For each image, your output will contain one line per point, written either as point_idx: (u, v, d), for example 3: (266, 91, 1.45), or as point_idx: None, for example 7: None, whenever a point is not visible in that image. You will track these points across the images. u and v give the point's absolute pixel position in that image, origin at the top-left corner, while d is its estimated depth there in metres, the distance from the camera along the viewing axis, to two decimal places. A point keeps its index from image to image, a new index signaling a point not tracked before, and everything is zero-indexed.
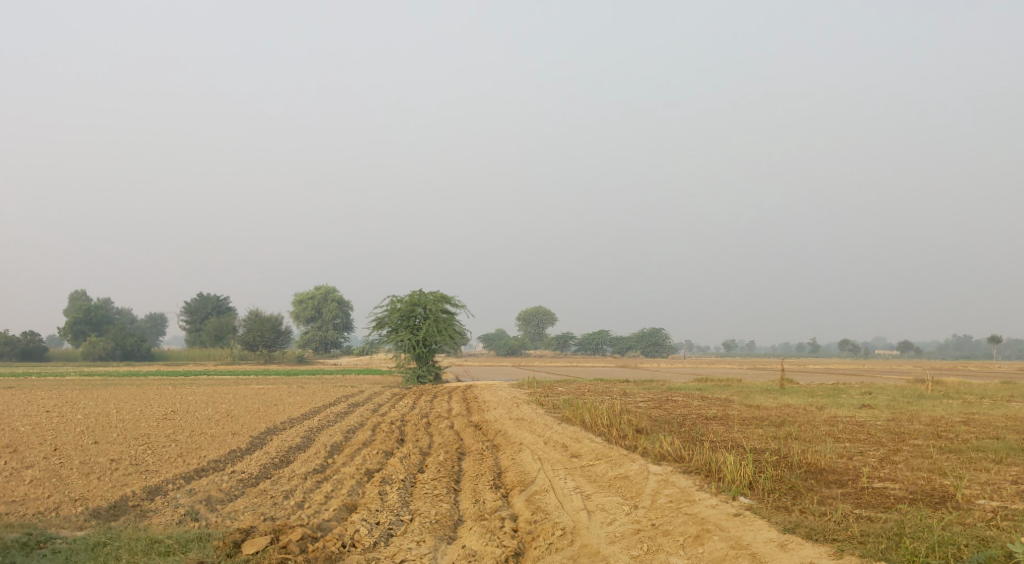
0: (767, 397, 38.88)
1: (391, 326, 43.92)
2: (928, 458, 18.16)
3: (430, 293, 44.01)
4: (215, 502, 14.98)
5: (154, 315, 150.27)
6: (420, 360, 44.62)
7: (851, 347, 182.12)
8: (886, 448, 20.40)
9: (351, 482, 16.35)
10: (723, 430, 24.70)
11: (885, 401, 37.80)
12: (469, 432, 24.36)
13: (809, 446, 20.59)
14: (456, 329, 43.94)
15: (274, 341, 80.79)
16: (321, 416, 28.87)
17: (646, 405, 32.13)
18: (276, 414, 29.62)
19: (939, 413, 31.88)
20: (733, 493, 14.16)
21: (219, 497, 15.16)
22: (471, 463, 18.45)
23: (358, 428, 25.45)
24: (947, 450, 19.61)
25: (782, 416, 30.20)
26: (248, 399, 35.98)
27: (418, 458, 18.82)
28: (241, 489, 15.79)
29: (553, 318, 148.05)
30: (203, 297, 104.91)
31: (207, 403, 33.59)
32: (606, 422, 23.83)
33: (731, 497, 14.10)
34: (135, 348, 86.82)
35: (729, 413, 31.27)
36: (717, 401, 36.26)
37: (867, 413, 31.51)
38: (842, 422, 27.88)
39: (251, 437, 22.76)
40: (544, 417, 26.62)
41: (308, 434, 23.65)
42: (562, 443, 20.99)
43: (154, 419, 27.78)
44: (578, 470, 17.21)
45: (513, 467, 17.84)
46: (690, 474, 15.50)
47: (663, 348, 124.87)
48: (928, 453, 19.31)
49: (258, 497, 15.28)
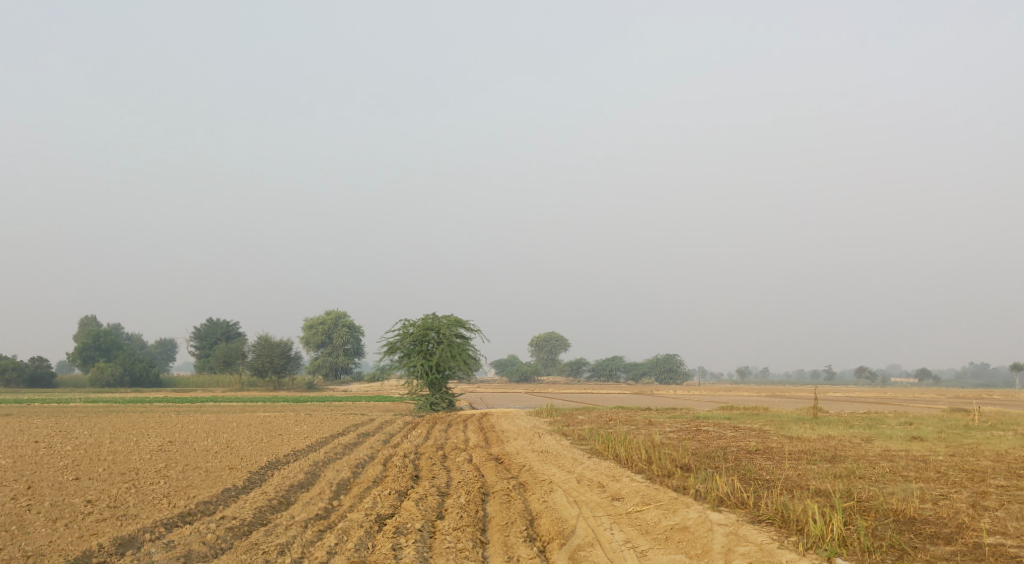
0: (804, 428, 36.37)
1: (403, 351, 41.59)
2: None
3: (444, 317, 41.78)
4: (196, 559, 12.72)
5: (162, 340, 148.71)
6: (432, 387, 42.27)
7: (867, 375, 178.07)
8: (968, 491, 18.10)
9: (358, 533, 13.95)
10: (772, 466, 22.20)
11: (933, 433, 35.19)
12: (490, 468, 21.94)
13: (881, 487, 18.28)
14: (470, 354, 41.61)
15: (283, 368, 78.57)
16: (328, 448, 26.48)
17: (679, 436, 29.76)
18: (280, 445, 27.28)
19: (999, 447, 29.38)
20: (827, 554, 11.99)
21: (201, 553, 12.90)
22: (497, 507, 16.05)
23: (368, 463, 23.04)
24: None
25: (831, 449, 27.74)
26: (253, 429, 33.55)
27: (437, 501, 16.38)
28: (229, 540, 13.55)
29: (566, 342, 145.77)
30: (213, 322, 103.05)
31: (206, 434, 31.26)
32: (642, 457, 21.35)
33: (824, 558, 11.99)
34: (144, 374, 84.79)
35: (770, 445, 28.74)
36: (753, 432, 33.76)
37: (923, 448, 28.98)
38: (900, 458, 25.40)
39: (249, 474, 20.39)
40: (571, 451, 24.14)
41: (312, 470, 21.25)
42: (598, 482, 18.56)
43: (146, 452, 25.44)
44: (625, 518, 14.78)
45: (546, 513, 15.43)
46: (763, 527, 13.21)
47: (677, 375, 122.04)
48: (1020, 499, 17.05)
49: (246, 553, 12.98)
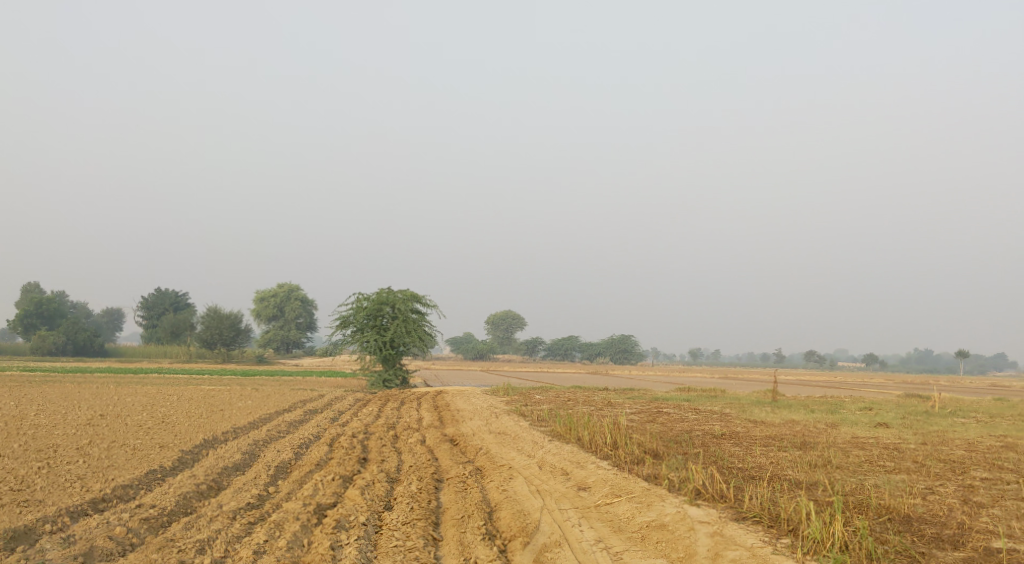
0: (766, 411, 35.36)
1: (356, 325, 39.84)
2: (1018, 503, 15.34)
3: (400, 291, 40.11)
4: None
5: (109, 310, 144.58)
6: (386, 363, 40.55)
7: (817, 360, 179.06)
8: (953, 484, 17.30)
9: (293, 527, 12.51)
10: (743, 452, 21.05)
11: (896, 419, 34.39)
12: (444, 450, 20.41)
13: (862, 478, 17.44)
14: (426, 330, 40.05)
15: (232, 340, 76.30)
16: (273, 425, 24.69)
17: (641, 418, 28.53)
18: (219, 421, 25.44)
19: (967, 435, 28.62)
20: None
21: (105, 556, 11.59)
22: (452, 495, 14.62)
23: (313, 442, 21.33)
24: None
25: (798, 435, 26.76)
26: (191, 403, 31.53)
27: (385, 488, 14.88)
28: (140, 541, 12.09)
29: (522, 322, 144.65)
30: (161, 293, 100.16)
31: (142, 408, 29.28)
32: (607, 441, 19.98)
33: None
34: (88, 343, 81.92)
35: (736, 430, 27.60)
36: (716, 415, 32.66)
37: (891, 435, 28.14)
38: (872, 445, 24.51)
39: (181, 453, 18.67)
40: (530, 433, 22.78)
41: (251, 450, 19.54)
42: (560, 469, 17.19)
43: (72, 426, 23.47)
44: (594, 512, 13.61)
45: (507, 503, 14.09)
46: (749, 527, 12.51)
47: (632, 355, 121.40)
48: (1005, 494, 16.43)
49: (158, 555, 11.64)
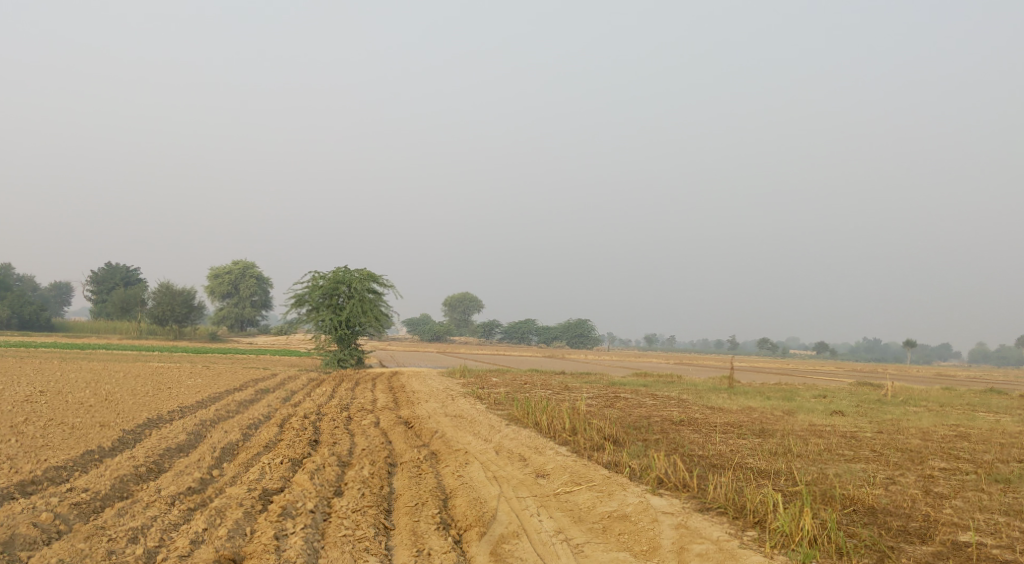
0: (723, 398, 35.23)
1: (311, 304, 38.99)
2: (978, 493, 15.18)
3: (357, 270, 39.32)
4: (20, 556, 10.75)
5: (57, 284, 141.47)
6: (341, 343, 39.77)
7: (768, 347, 180.93)
8: (913, 474, 17.13)
9: (236, 515, 11.91)
10: (703, 439, 20.74)
11: (851, 407, 34.44)
12: (399, 433, 19.78)
13: (823, 467, 17.19)
14: (383, 311, 39.37)
15: (184, 317, 74.84)
16: (221, 405, 23.89)
17: (598, 403, 28.14)
18: (166, 400, 24.60)
19: (921, 424, 28.67)
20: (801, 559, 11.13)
21: (30, 546, 10.92)
22: (406, 482, 14.05)
23: (262, 424, 20.57)
24: (986, 482, 16.56)
25: (756, 422, 26.58)
26: (137, 381, 30.57)
27: (336, 473, 14.27)
28: (68, 528, 11.46)
29: (479, 304, 144.07)
30: (112, 267, 98.12)
31: (85, 385, 28.29)
32: (565, 426, 19.54)
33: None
34: (35, 317, 79.88)
35: (694, 416, 27.33)
36: (673, 401, 32.41)
37: (846, 423, 28.08)
38: (829, 433, 24.39)
39: (122, 433, 17.87)
40: (487, 416, 22.26)
41: (197, 431, 18.76)
42: (519, 455, 16.69)
43: (9, 404, 22.50)
44: (554, 501, 13.16)
45: (463, 491, 13.57)
46: (714, 519, 12.22)
47: (588, 340, 121.51)
48: (965, 484, 16.27)
49: (88, 545, 10.99)
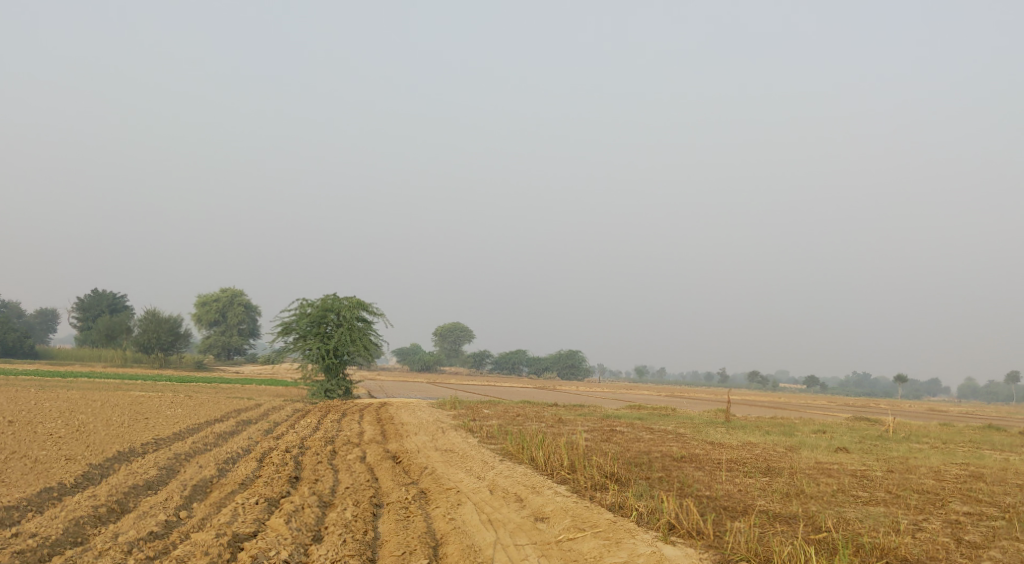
0: (723, 432, 34.05)
1: (298, 332, 37.74)
2: (1010, 542, 14.11)
3: (345, 297, 38.12)
4: None
5: (42, 309, 139.53)
6: (329, 372, 38.49)
7: (759, 380, 179.86)
8: (936, 519, 16.05)
9: None
10: (707, 478, 19.61)
11: (854, 444, 33.31)
12: (386, 470, 18.52)
13: (840, 509, 16.09)
14: (372, 340, 38.13)
15: (170, 345, 73.34)
16: (199, 437, 22.56)
17: (595, 437, 26.97)
18: (140, 432, 23.25)
19: (930, 462, 27.58)
20: None
21: None
22: (392, 525, 12.83)
23: (240, 458, 19.26)
24: (1014, 528, 15.48)
25: (759, 459, 25.46)
26: (114, 410, 29.22)
27: (316, 515, 13.07)
28: None
29: (469, 334, 142.82)
30: (98, 293, 96.68)
31: (58, 415, 26.96)
32: (563, 463, 18.36)
33: None
34: (17, 344, 78.19)
35: (695, 452, 26.17)
36: (672, 435, 31.23)
37: (852, 460, 26.94)
38: (838, 472, 23.23)
39: (89, 467, 16.63)
40: (480, 451, 20.99)
41: (169, 466, 17.47)
42: (515, 494, 15.47)
43: None
44: (555, 549, 12.02)
45: (455, 536, 12.37)
46: None
47: (579, 371, 120.47)
48: (992, 530, 15.19)
49: None
